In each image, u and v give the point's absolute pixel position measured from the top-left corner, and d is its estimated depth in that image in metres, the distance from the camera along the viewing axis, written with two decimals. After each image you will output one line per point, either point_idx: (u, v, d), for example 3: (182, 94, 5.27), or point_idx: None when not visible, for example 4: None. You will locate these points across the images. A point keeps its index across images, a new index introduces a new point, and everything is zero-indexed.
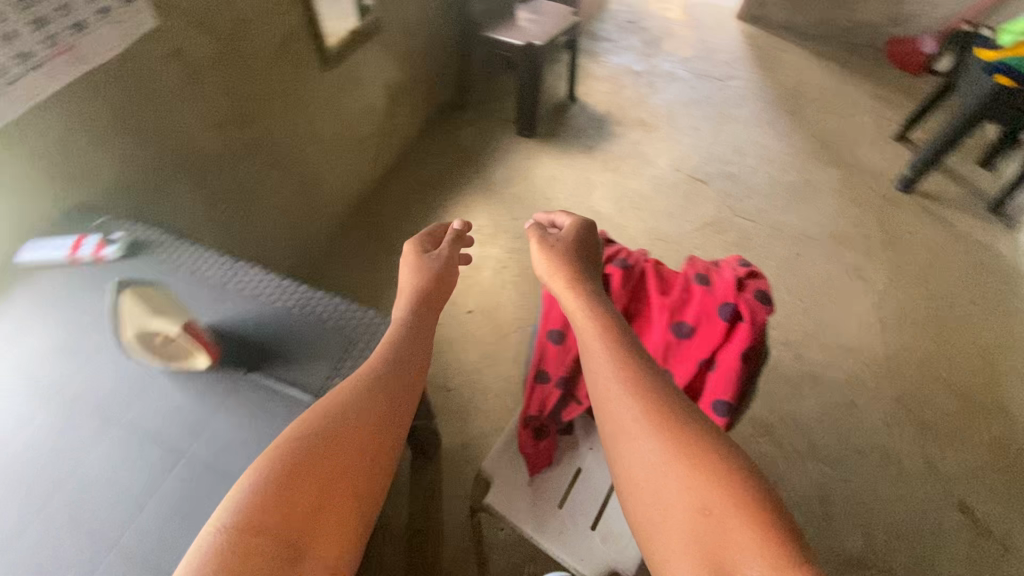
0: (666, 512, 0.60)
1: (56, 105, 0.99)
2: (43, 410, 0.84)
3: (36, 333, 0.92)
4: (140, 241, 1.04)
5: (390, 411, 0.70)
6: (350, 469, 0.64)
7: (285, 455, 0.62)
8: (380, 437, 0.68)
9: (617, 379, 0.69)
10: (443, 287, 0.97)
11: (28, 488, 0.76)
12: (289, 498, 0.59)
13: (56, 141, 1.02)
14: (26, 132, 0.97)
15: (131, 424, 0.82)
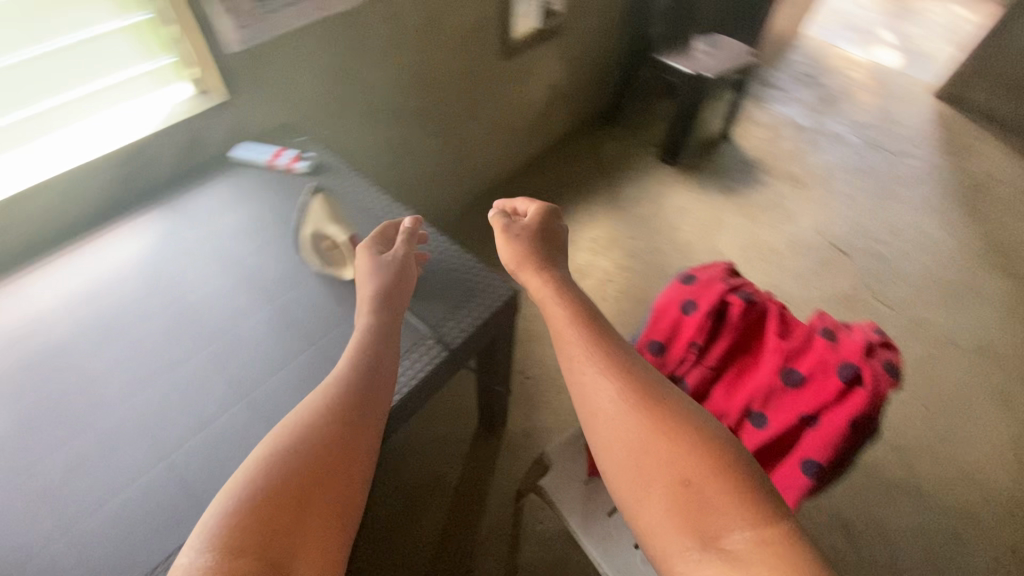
0: (644, 484, 0.62)
1: (295, 38, 1.18)
2: (221, 274, 1.01)
3: (230, 213, 1.10)
4: (324, 164, 1.21)
5: (365, 385, 0.74)
6: (342, 438, 0.67)
7: (277, 438, 0.66)
8: (356, 408, 0.71)
9: (593, 367, 0.71)
10: (405, 289, 0.89)
11: (197, 329, 0.93)
12: (277, 467, 0.62)
13: (286, 67, 1.21)
14: (268, 55, 1.17)
15: (282, 306, 0.97)
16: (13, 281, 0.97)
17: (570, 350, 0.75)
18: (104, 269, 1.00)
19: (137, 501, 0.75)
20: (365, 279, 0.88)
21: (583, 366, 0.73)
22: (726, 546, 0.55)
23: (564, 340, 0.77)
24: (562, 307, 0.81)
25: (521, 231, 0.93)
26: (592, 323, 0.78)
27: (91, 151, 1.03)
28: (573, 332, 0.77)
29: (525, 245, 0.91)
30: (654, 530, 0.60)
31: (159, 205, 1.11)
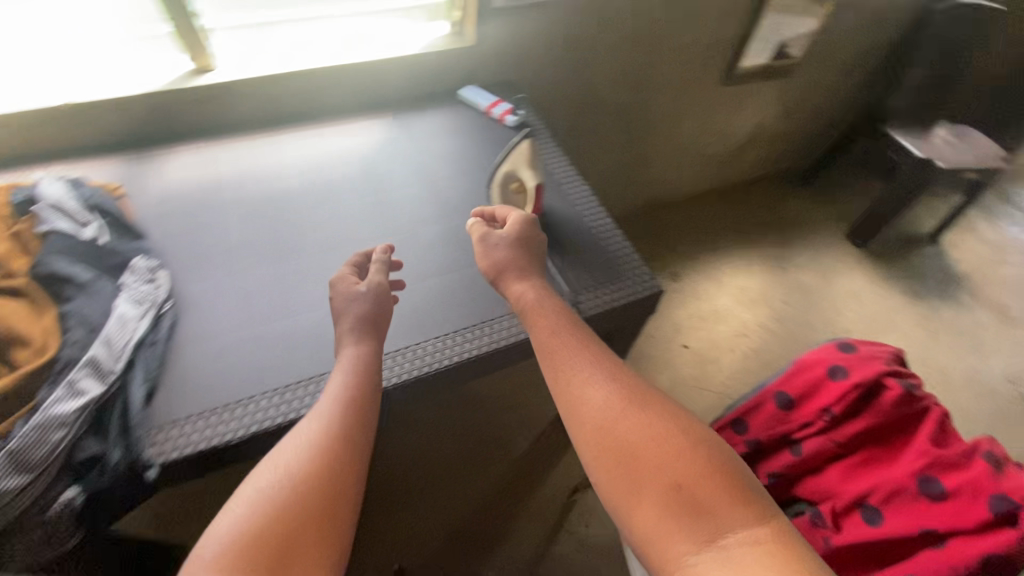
0: (631, 477, 0.60)
1: (547, 9, 1.29)
2: (415, 186, 1.15)
3: (438, 141, 1.25)
4: (529, 122, 1.30)
5: (355, 401, 0.70)
6: (339, 459, 0.63)
7: (269, 459, 0.63)
8: (349, 426, 0.67)
9: (593, 365, 0.70)
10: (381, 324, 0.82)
11: (383, 223, 1.08)
12: (265, 484, 0.59)
13: (528, 33, 1.33)
14: (520, 17, 1.29)
15: (453, 229, 1.08)
16: (272, 135, 1.19)
17: (563, 360, 0.73)
18: (335, 150, 1.19)
19: (306, 330, 0.90)
20: (341, 310, 0.82)
21: (576, 374, 0.71)
22: (738, 540, 0.54)
23: (554, 341, 0.75)
24: (548, 315, 0.80)
25: (496, 241, 0.90)
26: (577, 339, 0.76)
27: (360, 55, 1.22)
28: (564, 346, 0.74)
29: (509, 252, 0.88)
30: (646, 532, 0.57)
31: (389, 114, 1.29)
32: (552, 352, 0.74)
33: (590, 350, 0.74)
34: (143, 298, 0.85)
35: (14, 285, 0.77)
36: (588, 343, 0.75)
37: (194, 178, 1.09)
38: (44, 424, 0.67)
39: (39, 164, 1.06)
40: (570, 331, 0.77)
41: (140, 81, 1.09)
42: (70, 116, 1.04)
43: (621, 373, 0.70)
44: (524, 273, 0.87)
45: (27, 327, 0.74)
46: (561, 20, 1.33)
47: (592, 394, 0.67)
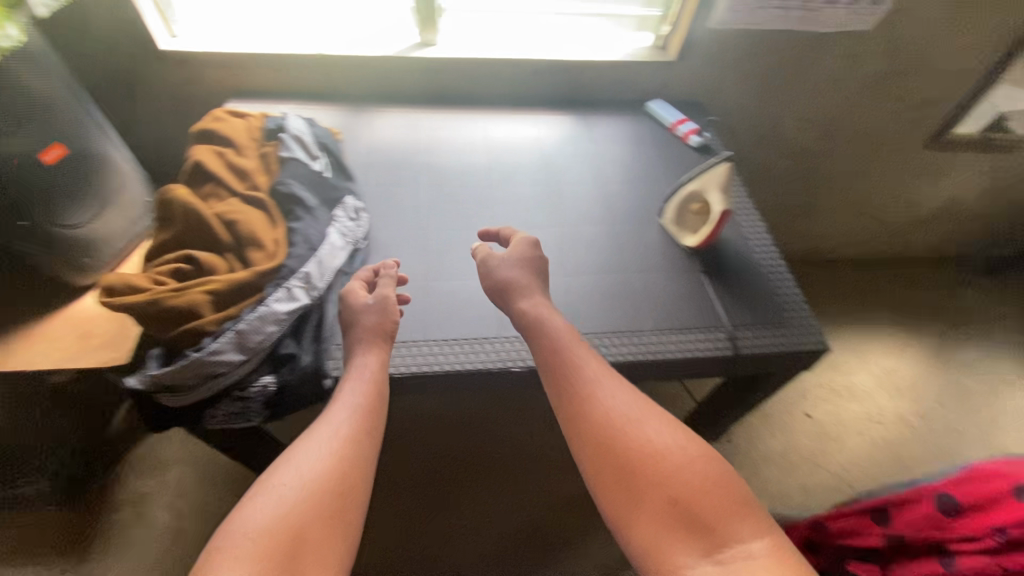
0: (633, 489, 0.63)
1: (759, 38, 1.26)
2: (586, 186, 1.18)
3: (615, 147, 1.26)
4: (712, 147, 1.27)
5: (365, 401, 0.75)
6: (343, 467, 0.67)
7: (287, 458, 0.67)
8: (357, 429, 0.71)
9: (592, 394, 0.73)
10: (384, 328, 0.83)
11: (551, 213, 1.12)
12: (282, 479, 0.63)
13: (731, 58, 1.30)
14: (727, 42, 1.27)
15: (616, 234, 1.09)
16: (468, 112, 1.28)
17: (571, 380, 0.75)
18: (520, 137, 1.25)
19: (468, 298, 0.97)
20: (353, 319, 0.83)
21: (585, 390, 0.74)
22: (733, 554, 0.55)
23: (562, 356, 0.79)
24: (551, 334, 0.81)
25: (499, 265, 0.91)
26: (587, 356, 0.79)
27: (565, 53, 1.27)
28: (571, 368, 0.77)
29: (514, 272, 0.90)
30: (646, 543, 0.60)
31: (575, 113, 1.32)
32: (558, 373, 0.76)
33: (596, 368, 0.77)
34: (349, 232, 0.96)
35: (259, 198, 0.92)
36: (591, 362, 0.78)
37: (396, 137, 1.21)
38: (266, 317, 0.79)
39: (280, 101, 1.23)
40: (582, 352, 0.79)
41: (375, 44, 1.22)
42: (316, 65, 1.20)
43: (620, 399, 0.72)
44: (530, 297, 0.87)
45: (263, 232, 0.88)
46: (770, 51, 1.29)
47: (596, 414, 0.70)
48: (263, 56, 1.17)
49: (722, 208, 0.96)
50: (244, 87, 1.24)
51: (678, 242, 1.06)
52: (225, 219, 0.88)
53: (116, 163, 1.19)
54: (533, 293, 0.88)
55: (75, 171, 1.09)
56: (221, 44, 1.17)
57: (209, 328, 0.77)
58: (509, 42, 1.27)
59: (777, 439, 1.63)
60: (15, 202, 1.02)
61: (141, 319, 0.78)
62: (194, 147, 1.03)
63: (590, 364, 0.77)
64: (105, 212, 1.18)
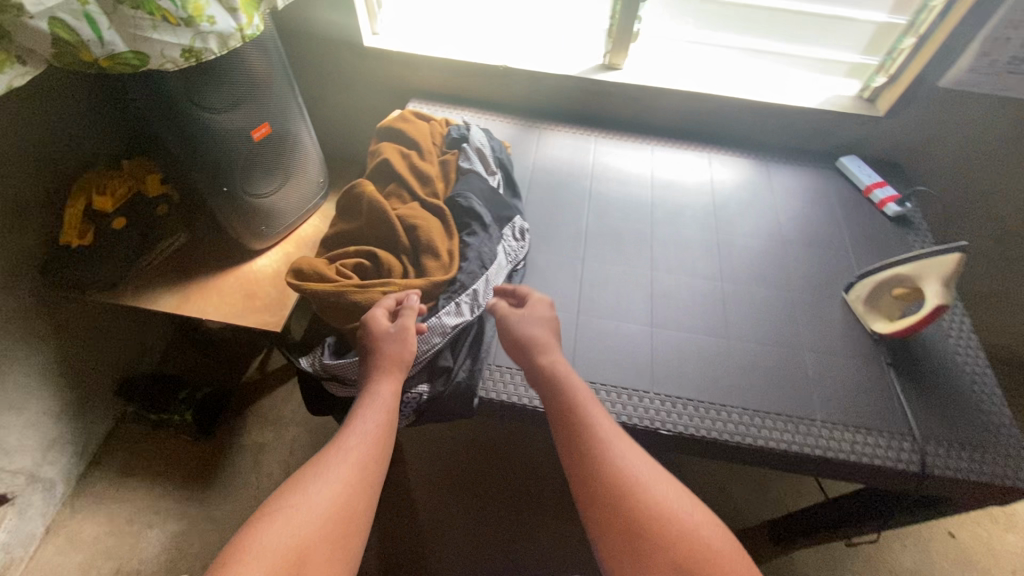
0: (636, 562, 0.58)
1: (996, 104, 1.07)
2: (759, 240, 1.09)
3: (796, 204, 1.15)
4: (912, 220, 1.12)
5: (380, 420, 0.70)
6: (353, 488, 0.63)
7: (303, 477, 0.62)
8: (371, 448, 0.67)
9: (596, 451, 0.67)
10: (398, 358, 0.75)
11: (717, 263, 1.05)
12: (297, 501, 0.59)
13: (954, 121, 1.12)
14: (951, 104, 1.10)
15: (787, 300, 0.99)
16: (638, 142, 1.24)
17: (583, 439, 0.68)
18: (689, 179, 1.18)
19: (621, 344, 0.92)
20: (373, 346, 0.75)
21: (598, 450, 0.67)
22: None
23: (576, 410, 0.71)
24: (562, 386, 0.74)
25: (519, 316, 0.82)
26: (603, 416, 0.71)
27: (757, 94, 1.18)
28: (583, 425, 0.70)
29: (545, 333, 0.81)
30: None
31: (752, 158, 1.23)
32: (568, 427, 0.70)
33: (612, 429, 0.70)
34: (513, 255, 0.97)
35: (438, 205, 0.94)
36: (604, 417, 0.71)
37: (566, 159, 1.20)
38: (435, 330, 0.81)
39: (460, 107, 1.27)
40: (596, 409, 0.72)
41: (560, 62, 1.21)
42: (499, 76, 1.22)
43: (631, 461, 0.66)
44: (546, 355, 0.78)
45: (439, 242, 0.90)
46: (1009, 122, 1.08)
47: (603, 473, 0.65)
48: (453, 61, 1.20)
49: (939, 300, 0.83)
50: (427, 87, 1.29)
51: (865, 325, 0.95)
52: (406, 222, 0.92)
53: (304, 144, 1.28)
54: (547, 349, 0.79)
55: (271, 147, 1.19)
56: (416, 45, 1.22)
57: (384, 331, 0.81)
58: (697, 73, 1.20)
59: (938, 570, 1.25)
60: (220, 170, 1.11)
61: (322, 306, 0.83)
62: (381, 143, 1.08)
63: (599, 418, 0.71)
64: (285, 187, 1.27)
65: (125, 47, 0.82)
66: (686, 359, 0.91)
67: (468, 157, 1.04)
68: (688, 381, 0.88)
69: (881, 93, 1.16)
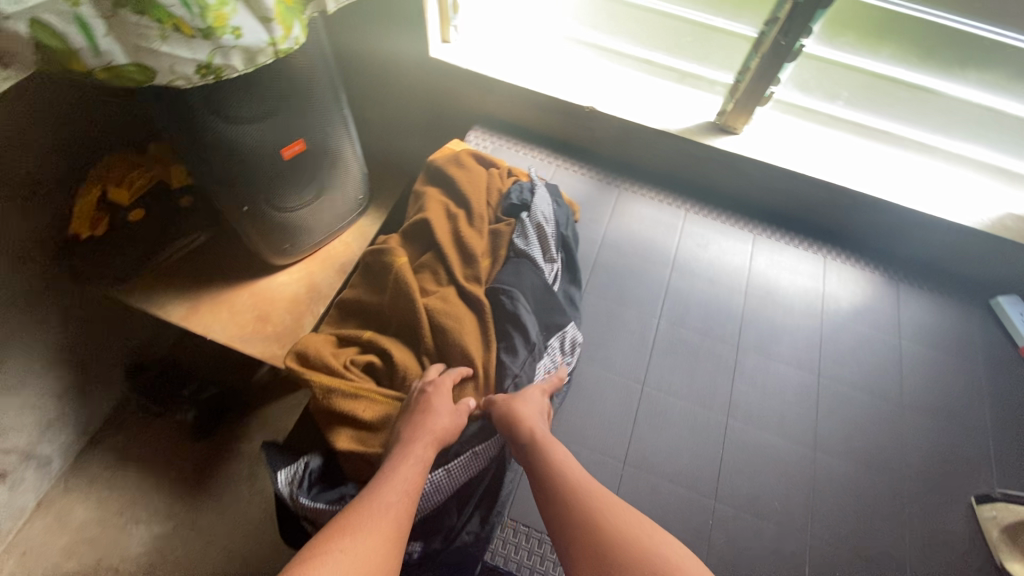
0: None
1: None
2: (872, 394, 0.85)
3: (927, 347, 0.90)
4: None
5: (423, 461, 0.62)
6: (397, 534, 0.54)
7: (342, 519, 0.53)
8: (414, 494, 0.59)
9: (576, 494, 0.58)
10: (443, 432, 0.66)
11: (815, 419, 0.82)
12: (345, 544, 0.50)
13: None
14: None
15: (895, 492, 0.77)
16: (739, 228, 1.00)
17: (559, 487, 0.60)
18: (795, 285, 0.94)
19: (672, 517, 0.74)
20: (427, 408, 0.66)
21: (578, 496, 0.58)
22: None
23: (550, 456, 0.63)
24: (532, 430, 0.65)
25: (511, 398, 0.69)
26: (579, 467, 0.62)
27: (908, 197, 0.91)
28: (559, 471, 0.61)
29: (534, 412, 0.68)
30: None
31: (882, 271, 0.97)
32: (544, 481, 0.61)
33: (589, 479, 0.61)
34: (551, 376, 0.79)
35: (476, 297, 0.77)
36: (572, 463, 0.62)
37: (645, 235, 0.98)
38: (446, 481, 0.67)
39: (527, 147, 1.06)
40: (571, 460, 0.63)
41: (661, 112, 0.97)
42: (582, 118, 1.00)
43: (602, 497, 0.58)
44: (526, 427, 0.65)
45: (470, 355, 0.73)
46: None
47: (587, 516, 0.56)
48: (532, 90, 0.99)
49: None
50: (496, 113, 1.08)
51: (994, 555, 0.72)
52: (435, 319, 0.74)
53: (346, 160, 1.08)
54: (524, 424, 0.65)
55: (305, 163, 0.99)
56: (490, 64, 1.01)
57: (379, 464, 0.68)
58: (833, 156, 0.94)
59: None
60: (239, 188, 0.92)
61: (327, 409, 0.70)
62: (427, 190, 0.90)
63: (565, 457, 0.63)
64: (318, 203, 1.08)
65: (127, 59, 0.58)
66: (755, 558, 0.72)
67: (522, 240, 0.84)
68: None
69: None
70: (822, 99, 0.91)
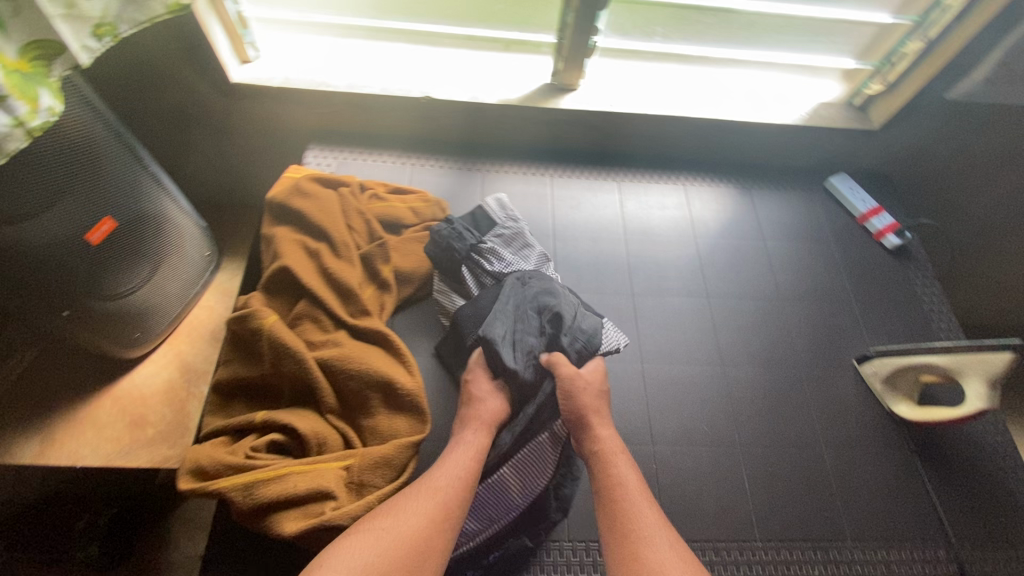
0: None
1: None
2: (756, 297, 0.93)
3: (788, 241, 0.99)
4: (913, 252, 0.99)
5: (470, 464, 0.64)
6: (440, 524, 0.58)
7: (393, 504, 0.59)
8: (463, 488, 0.61)
9: (650, 530, 0.59)
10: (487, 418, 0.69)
11: (716, 339, 0.88)
12: (406, 514, 0.57)
13: None
14: None
15: (796, 379, 0.86)
16: (603, 180, 1.02)
17: (622, 519, 0.60)
18: (665, 219, 0.99)
19: None
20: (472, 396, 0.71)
21: (631, 544, 0.58)
22: None
23: (619, 500, 0.62)
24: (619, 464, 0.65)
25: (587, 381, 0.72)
26: (645, 506, 0.61)
27: (738, 111, 0.98)
28: (633, 502, 0.61)
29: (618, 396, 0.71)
30: None
31: (733, 183, 1.04)
32: (617, 509, 0.61)
33: (652, 519, 0.60)
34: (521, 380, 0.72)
35: (374, 331, 0.72)
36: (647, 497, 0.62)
37: (520, 210, 0.97)
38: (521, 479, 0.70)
39: (373, 154, 0.98)
40: (640, 498, 0.62)
41: (497, 85, 0.95)
42: (422, 110, 0.95)
43: (668, 535, 0.59)
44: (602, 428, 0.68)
45: (398, 382, 0.69)
46: None
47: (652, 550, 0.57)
48: (359, 94, 0.91)
49: (984, 406, 0.69)
50: (329, 125, 0.99)
51: (882, 403, 0.83)
52: (337, 369, 0.68)
53: (173, 220, 0.94)
54: (599, 424, 0.69)
55: (123, 240, 0.84)
56: (306, 77, 0.91)
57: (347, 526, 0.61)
58: (666, 89, 0.98)
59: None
60: (46, 295, 0.77)
61: (247, 501, 0.60)
62: (277, 232, 0.81)
63: (643, 488, 0.63)
64: (159, 275, 0.94)
65: None
66: (700, 484, 0.76)
67: (476, 268, 0.81)
68: (707, 518, 0.74)
69: (875, 102, 0.99)
70: (642, 38, 0.93)
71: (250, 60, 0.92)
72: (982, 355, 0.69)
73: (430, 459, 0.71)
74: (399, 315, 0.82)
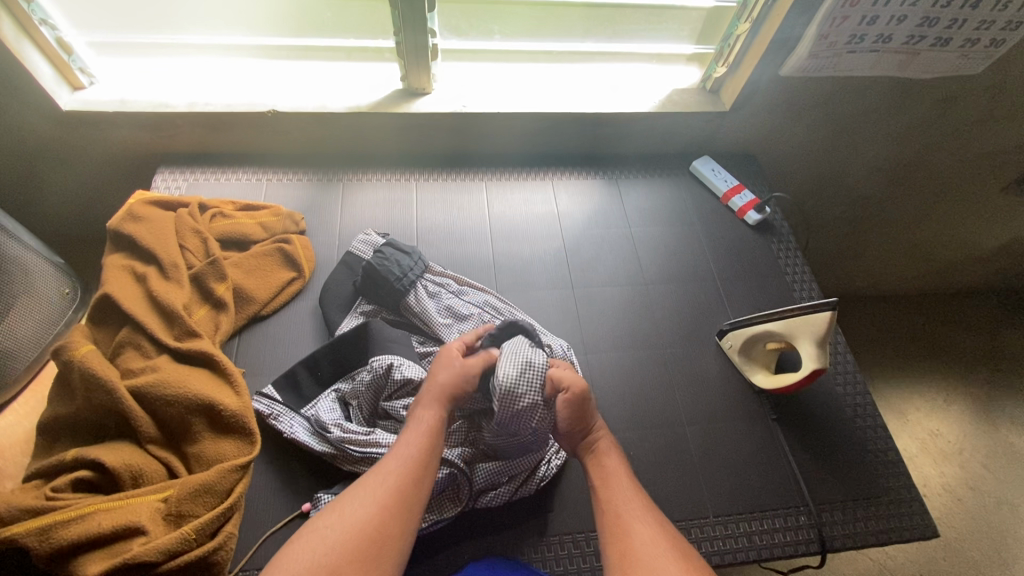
0: None
1: (827, 89, 0.98)
2: (625, 282, 0.93)
3: (656, 225, 1.01)
4: (774, 225, 1.02)
5: (423, 446, 0.59)
6: (391, 511, 0.53)
7: (332, 511, 0.53)
8: (414, 474, 0.56)
9: (635, 503, 0.59)
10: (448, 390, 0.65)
11: (583, 327, 0.87)
12: (368, 483, 0.55)
13: (787, 112, 1.03)
14: (776, 95, 1.00)
15: (663, 359, 0.86)
16: (469, 181, 1.01)
17: (608, 498, 0.60)
18: (531, 214, 0.99)
19: None
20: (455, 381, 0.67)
21: (621, 520, 0.57)
22: None
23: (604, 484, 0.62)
24: (603, 458, 0.64)
25: (459, 362, 0.67)
26: (631, 491, 0.61)
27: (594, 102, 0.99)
28: (620, 484, 0.61)
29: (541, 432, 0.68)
30: None
31: (601, 174, 1.06)
32: (605, 492, 0.61)
33: (636, 501, 0.60)
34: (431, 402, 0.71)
35: (199, 351, 0.69)
36: (631, 482, 0.62)
37: (383, 215, 0.95)
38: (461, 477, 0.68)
39: (230, 173, 0.96)
40: (625, 483, 0.62)
41: (346, 94, 0.94)
42: (273, 125, 0.93)
43: (648, 510, 0.59)
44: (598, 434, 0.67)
45: (219, 404, 0.66)
46: (837, 107, 1.01)
47: (632, 524, 0.57)
48: (201, 113, 0.89)
49: (818, 365, 0.74)
50: (183, 147, 0.97)
51: (744, 375, 0.85)
52: (152, 396, 0.64)
53: (17, 260, 0.87)
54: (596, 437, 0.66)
55: None
56: (144, 99, 0.89)
57: (157, 562, 0.57)
58: (521, 88, 0.99)
59: (907, 557, 1.06)
60: None
61: (39, 550, 0.55)
62: (105, 260, 0.77)
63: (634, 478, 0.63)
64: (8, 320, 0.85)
65: None
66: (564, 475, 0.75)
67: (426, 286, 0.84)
68: (566, 513, 0.70)
69: (724, 84, 1.01)
70: (481, 38, 0.97)
71: (83, 87, 0.88)
72: (812, 318, 0.75)
73: (270, 482, 0.68)
74: (245, 335, 0.80)
